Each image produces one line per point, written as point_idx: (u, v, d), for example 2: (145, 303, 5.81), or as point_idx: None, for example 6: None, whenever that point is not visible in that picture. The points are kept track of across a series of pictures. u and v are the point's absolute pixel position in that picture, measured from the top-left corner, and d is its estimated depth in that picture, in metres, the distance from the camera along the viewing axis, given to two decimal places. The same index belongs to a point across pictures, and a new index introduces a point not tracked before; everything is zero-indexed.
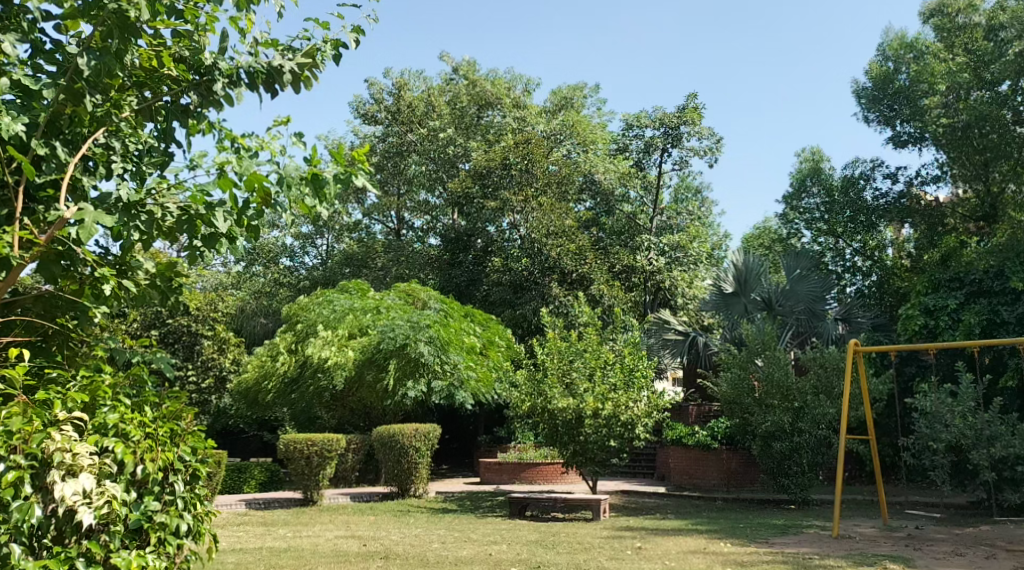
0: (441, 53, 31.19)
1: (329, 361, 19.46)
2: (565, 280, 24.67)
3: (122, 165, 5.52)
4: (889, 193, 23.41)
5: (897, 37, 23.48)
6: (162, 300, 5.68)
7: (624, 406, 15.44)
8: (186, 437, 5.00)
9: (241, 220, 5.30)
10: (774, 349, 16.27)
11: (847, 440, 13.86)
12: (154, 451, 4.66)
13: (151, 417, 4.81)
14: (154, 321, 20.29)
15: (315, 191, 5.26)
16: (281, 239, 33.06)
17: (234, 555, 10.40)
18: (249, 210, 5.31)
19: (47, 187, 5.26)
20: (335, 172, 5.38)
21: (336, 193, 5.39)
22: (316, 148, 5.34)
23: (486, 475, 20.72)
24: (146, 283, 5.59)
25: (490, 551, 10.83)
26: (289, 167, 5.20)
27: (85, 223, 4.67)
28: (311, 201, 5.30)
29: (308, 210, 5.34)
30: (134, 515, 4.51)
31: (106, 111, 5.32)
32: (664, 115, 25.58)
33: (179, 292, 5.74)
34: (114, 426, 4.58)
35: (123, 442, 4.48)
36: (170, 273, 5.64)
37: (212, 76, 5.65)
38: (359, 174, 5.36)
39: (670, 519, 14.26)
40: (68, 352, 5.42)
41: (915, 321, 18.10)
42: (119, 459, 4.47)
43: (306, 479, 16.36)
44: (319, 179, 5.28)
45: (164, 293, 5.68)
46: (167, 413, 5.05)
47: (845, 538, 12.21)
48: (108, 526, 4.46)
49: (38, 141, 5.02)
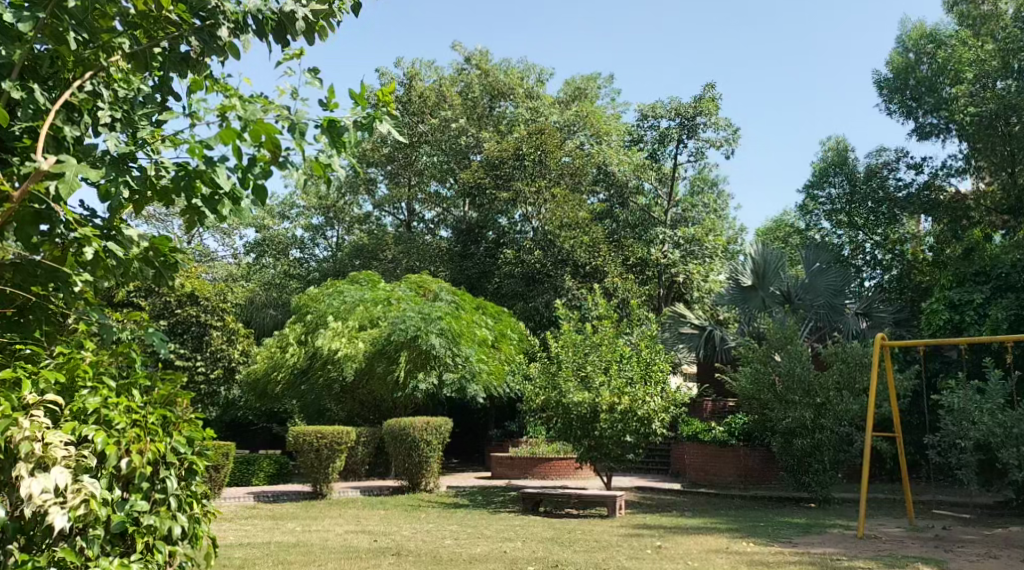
0: (454, 43, 30.73)
1: (339, 353, 19.16)
2: (578, 272, 24.23)
3: (111, 112, 5.03)
4: (912, 184, 22.97)
5: (917, 27, 22.94)
6: (157, 279, 5.23)
7: (641, 400, 15.01)
8: (179, 426, 4.69)
9: (245, 179, 4.68)
10: (796, 342, 15.89)
11: (871, 437, 13.41)
12: (143, 442, 4.32)
13: (140, 402, 4.48)
14: (162, 311, 19.99)
15: (333, 139, 4.91)
16: (291, 231, 32.77)
17: (240, 550, 10.05)
18: (256, 168, 4.69)
19: (24, 137, 4.84)
20: (356, 118, 5.02)
21: (356, 142, 5.02)
22: (335, 92, 4.88)
23: (498, 469, 20.37)
24: (139, 258, 5.12)
25: (505, 548, 10.46)
26: (303, 113, 4.72)
27: (65, 178, 4.26)
28: (328, 153, 4.91)
29: (323, 166, 4.93)
30: (117, 517, 4.15)
31: (95, 54, 4.88)
32: (679, 105, 25.12)
33: (176, 271, 5.29)
34: (95, 411, 4.24)
35: (104, 431, 4.13)
36: (168, 249, 5.20)
37: (217, 19, 5.14)
38: (383, 120, 5.01)
39: (689, 517, 13.84)
40: (48, 327, 4.99)
41: (940, 315, 17.71)
42: (99, 450, 4.09)
43: (315, 473, 16.03)
44: (337, 127, 4.93)
45: (160, 271, 5.22)
46: (159, 398, 4.72)
47: (871, 538, 11.80)
48: (86, 530, 4.07)
49: (12, 82, 4.58)
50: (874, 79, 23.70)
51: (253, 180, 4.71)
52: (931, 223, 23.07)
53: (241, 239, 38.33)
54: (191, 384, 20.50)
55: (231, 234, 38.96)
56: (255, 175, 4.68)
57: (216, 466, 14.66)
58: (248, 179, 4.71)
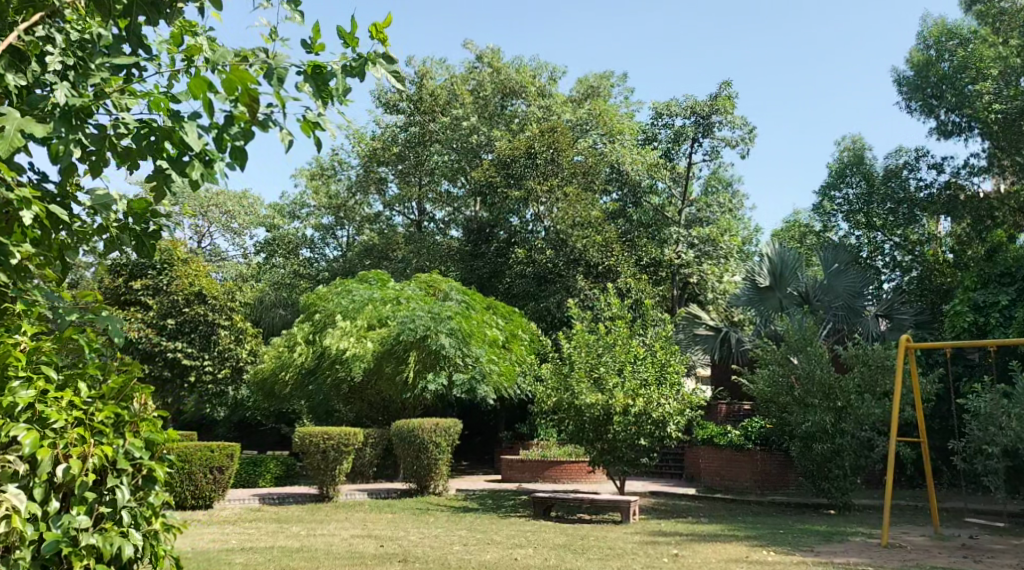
0: (465, 41, 30.33)
1: (347, 352, 18.83)
2: (591, 272, 23.82)
3: (60, 59, 4.52)
4: (933, 183, 22.60)
5: (937, 23, 22.35)
6: (137, 246, 4.96)
7: (657, 403, 14.60)
8: (137, 426, 4.32)
9: (220, 138, 4.11)
10: (815, 343, 15.36)
11: (895, 442, 12.98)
12: (85, 445, 3.98)
13: (87, 398, 4.12)
14: (170, 310, 19.76)
15: (318, 88, 4.31)
16: (302, 231, 32.43)
17: (242, 555, 9.68)
18: (233, 128, 4.11)
19: None
20: (346, 64, 4.42)
21: (346, 91, 4.43)
22: (319, 31, 4.45)
23: (509, 472, 19.96)
24: (117, 226, 4.87)
25: (516, 555, 10.08)
26: (284, 57, 4.11)
27: (5, 134, 3.77)
28: (316, 109, 4.33)
29: (312, 126, 4.33)
30: (50, 534, 3.78)
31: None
32: (695, 103, 24.66)
33: (158, 236, 4.97)
34: (29, 410, 3.90)
35: (35, 433, 3.78)
36: (145, 213, 4.86)
37: None
38: (377, 64, 4.42)
39: (705, 524, 13.46)
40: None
41: (964, 317, 17.32)
42: (29, 454, 3.76)
43: (322, 474, 15.66)
44: (322, 73, 4.33)
45: (139, 238, 4.94)
46: (111, 391, 4.35)
47: (895, 547, 11.37)
48: (13, 550, 3.71)
49: None
50: (893, 77, 23.24)
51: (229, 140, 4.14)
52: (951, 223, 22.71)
53: (250, 240, 38.11)
54: (198, 383, 20.23)
55: (242, 234, 38.75)
56: (231, 132, 4.11)
57: (219, 467, 14.32)
58: (223, 138, 4.13)
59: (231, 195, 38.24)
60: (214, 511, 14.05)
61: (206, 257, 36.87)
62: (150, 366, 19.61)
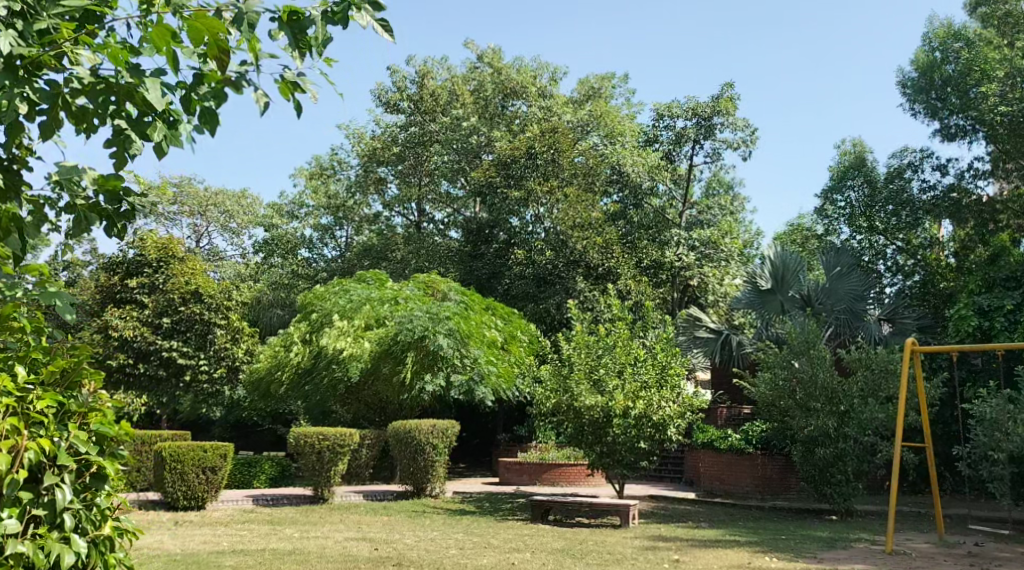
0: (466, 41, 30.13)
1: (345, 352, 18.66)
2: (591, 274, 23.61)
3: None
4: (937, 185, 22.48)
5: (943, 26, 22.03)
6: (108, 227, 4.48)
7: (656, 405, 14.38)
8: (85, 417, 4.07)
9: (189, 99, 3.96)
10: (818, 346, 15.17)
11: (901, 447, 12.75)
12: (17, 436, 3.73)
13: (23, 385, 3.86)
14: (166, 308, 19.61)
15: (294, 36, 3.97)
16: (300, 230, 32.09)
17: (233, 557, 9.46)
18: (203, 88, 3.97)
19: None
20: (325, 11, 4.12)
21: (327, 41, 4.14)
22: None
23: (506, 475, 19.79)
24: (83, 204, 4.39)
25: (513, 559, 9.85)
26: (254, 2, 3.77)
27: None
28: (295, 69, 4.07)
29: (290, 87, 4.09)
30: None
31: None
32: (697, 105, 24.45)
33: (130, 217, 4.49)
34: None
35: None
36: (118, 193, 4.34)
37: None
38: (360, 9, 4.11)
39: (706, 529, 13.25)
40: None
41: (969, 321, 17.16)
42: None
43: (316, 475, 15.44)
44: (299, 20, 3.99)
45: (110, 219, 4.45)
46: (54, 374, 4.10)
47: (900, 555, 11.18)
48: None
49: None
50: (897, 78, 23.02)
51: (199, 101, 3.98)
52: (954, 228, 22.54)
53: (248, 239, 37.93)
54: (193, 383, 19.98)
55: (240, 233, 38.52)
56: (200, 93, 3.96)
57: (212, 467, 14.08)
58: (192, 99, 3.98)
59: (229, 195, 38.09)
60: (206, 511, 13.84)
61: (204, 256, 36.68)
62: (145, 365, 19.42)
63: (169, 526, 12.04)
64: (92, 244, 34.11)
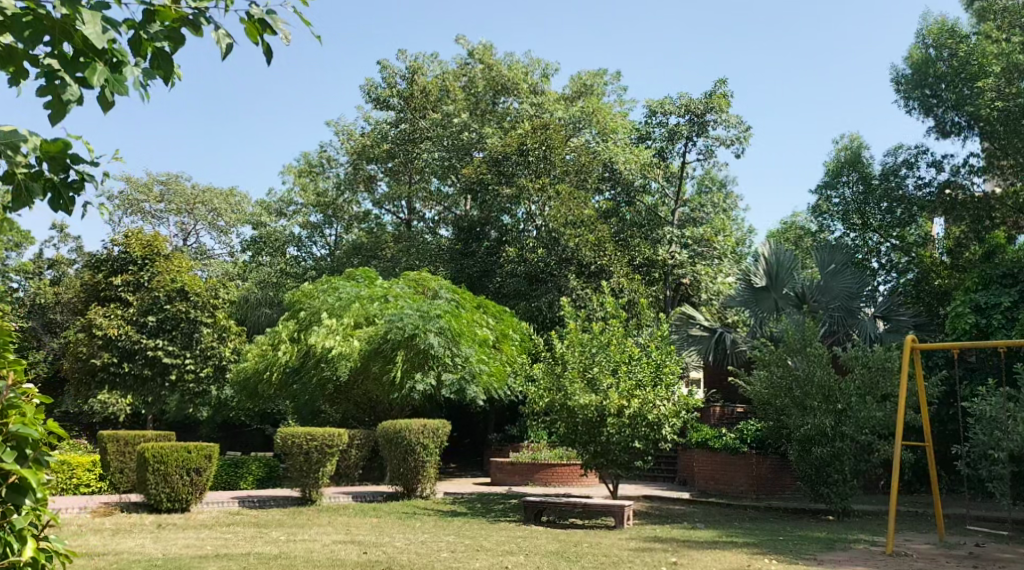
0: (458, 36, 29.85)
1: (333, 351, 18.17)
2: (583, 272, 23.31)
3: None
4: (932, 182, 22.31)
5: (937, 23, 21.95)
6: (53, 200, 4.17)
7: (651, 404, 14.10)
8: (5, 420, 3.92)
9: (139, 38, 3.84)
10: (814, 344, 14.96)
11: (900, 445, 12.47)
12: None
13: None
14: (151, 306, 19.36)
15: None
16: (288, 228, 31.62)
17: (217, 563, 9.16)
18: (154, 27, 3.85)
19: None
20: None
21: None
22: None
23: (498, 475, 19.52)
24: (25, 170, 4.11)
25: (506, 563, 9.57)
26: None
27: None
28: (260, 9, 3.96)
29: (256, 29, 3.98)
30: None
31: None
32: (689, 101, 23.69)
33: (80, 186, 4.19)
34: None
35: None
36: (62, 158, 4.04)
37: None
38: None
39: (701, 529, 13.00)
40: None
41: (965, 318, 16.97)
42: None
43: (304, 477, 15.14)
44: None
45: (56, 189, 4.16)
46: None
47: (901, 556, 10.93)
48: None
49: None
50: (892, 75, 22.83)
51: (150, 42, 3.86)
52: (948, 225, 22.42)
53: (237, 237, 37.50)
54: (180, 383, 19.63)
55: (228, 232, 38.10)
56: (150, 32, 3.85)
57: (197, 469, 13.78)
58: (143, 39, 3.85)
59: (218, 193, 37.66)
60: (191, 514, 13.54)
61: (192, 255, 36.29)
62: (130, 364, 19.11)
63: (151, 529, 11.72)
64: (77, 242, 33.71)
